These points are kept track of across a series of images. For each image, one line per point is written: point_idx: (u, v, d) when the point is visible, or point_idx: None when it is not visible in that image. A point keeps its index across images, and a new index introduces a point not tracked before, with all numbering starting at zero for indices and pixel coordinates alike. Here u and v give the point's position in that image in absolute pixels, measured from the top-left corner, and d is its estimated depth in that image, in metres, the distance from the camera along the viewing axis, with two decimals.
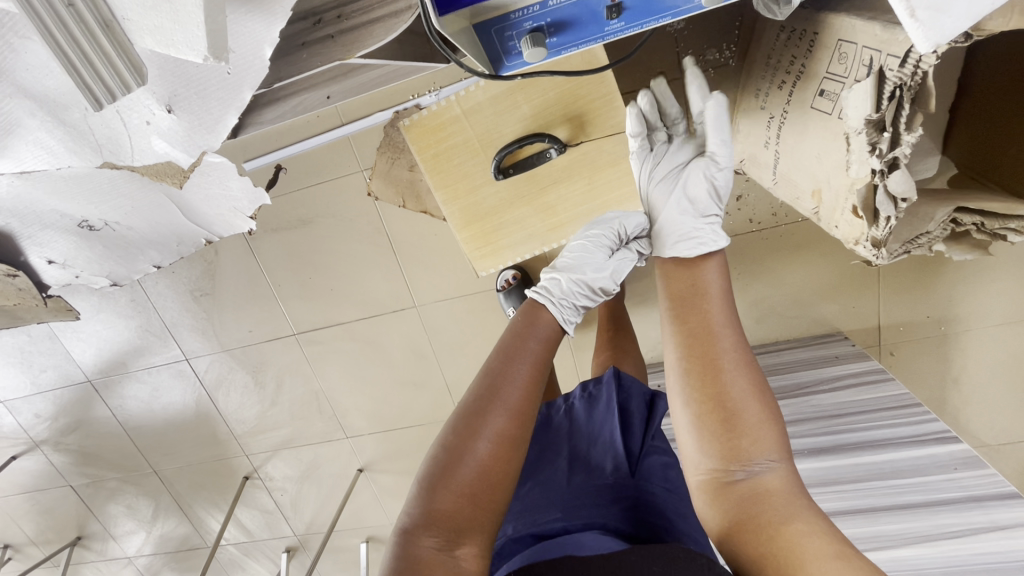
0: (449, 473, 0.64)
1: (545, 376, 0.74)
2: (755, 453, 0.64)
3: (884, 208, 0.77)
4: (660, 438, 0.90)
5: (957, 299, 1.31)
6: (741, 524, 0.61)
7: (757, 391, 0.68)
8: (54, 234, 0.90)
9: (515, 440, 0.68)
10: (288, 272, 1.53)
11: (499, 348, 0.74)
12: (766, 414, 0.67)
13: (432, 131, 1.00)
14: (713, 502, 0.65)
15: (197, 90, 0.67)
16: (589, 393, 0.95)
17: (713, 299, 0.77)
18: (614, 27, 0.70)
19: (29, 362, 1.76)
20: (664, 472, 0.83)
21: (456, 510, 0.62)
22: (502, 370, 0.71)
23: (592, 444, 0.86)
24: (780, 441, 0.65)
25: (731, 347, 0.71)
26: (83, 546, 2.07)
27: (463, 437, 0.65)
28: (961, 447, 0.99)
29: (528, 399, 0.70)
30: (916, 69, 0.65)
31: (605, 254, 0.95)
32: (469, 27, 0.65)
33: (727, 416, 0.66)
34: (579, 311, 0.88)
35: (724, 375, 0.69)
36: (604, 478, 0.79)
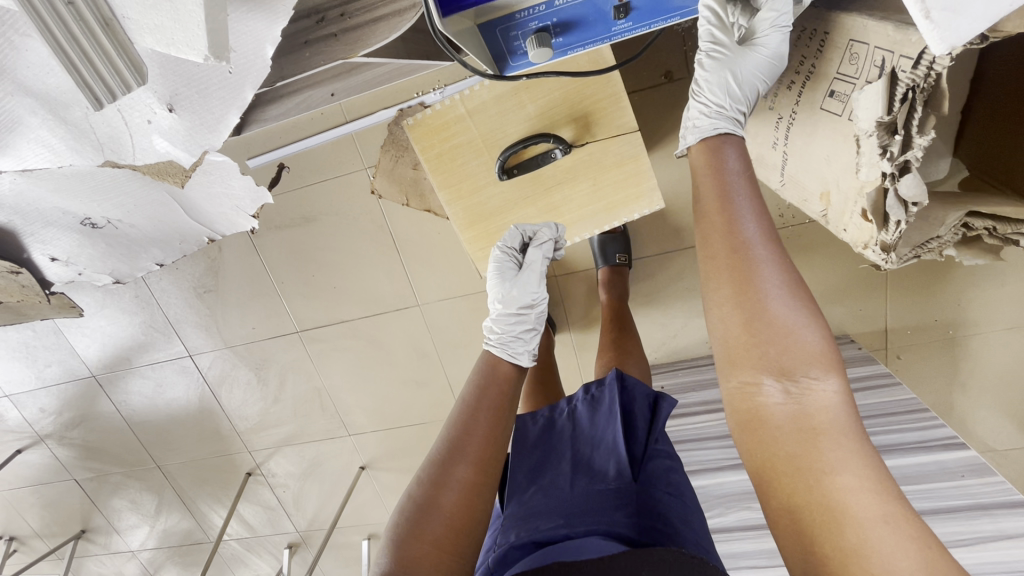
0: (417, 527, 0.65)
1: (510, 419, 0.75)
2: (796, 370, 0.60)
3: (894, 212, 0.75)
4: (664, 442, 0.88)
5: (967, 302, 1.30)
6: (781, 452, 0.59)
7: (797, 299, 0.62)
8: (57, 231, 0.90)
9: (481, 486, 0.70)
10: (290, 270, 1.53)
11: (461, 399, 0.75)
12: (806, 318, 0.61)
13: (436, 131, 0.99)
14: (746, 422, 0.63)
15: (199, 88, 0.66)
16: (592, 396, 0.94)
17: (745, 197, 0.67)
18: (620, 27, 0.69)
19: (34, 357, 1.77)
20: (667, 477, 0.81)
21: (425, 560, 0.64)
22: (465, 419, 0.72)
23: (595, 448, 0.85)
24: (822, 349, 0.61)
25: (766, 252, 0.64)
26: (87, 539, 2.08)
27: (430, 491, 0.68)
28: (968, 454, 0.98)
29: (492, 445, 0.72)
30: (930, 70, 0.65)
31: (515, 269, 0.94)
32: (473, 27, 0.64)
33: (764, 333, 0.61)
34: (530, 341, 0.84)
35: (761, 285, 0.62)
36: (607, 482, 0.78)
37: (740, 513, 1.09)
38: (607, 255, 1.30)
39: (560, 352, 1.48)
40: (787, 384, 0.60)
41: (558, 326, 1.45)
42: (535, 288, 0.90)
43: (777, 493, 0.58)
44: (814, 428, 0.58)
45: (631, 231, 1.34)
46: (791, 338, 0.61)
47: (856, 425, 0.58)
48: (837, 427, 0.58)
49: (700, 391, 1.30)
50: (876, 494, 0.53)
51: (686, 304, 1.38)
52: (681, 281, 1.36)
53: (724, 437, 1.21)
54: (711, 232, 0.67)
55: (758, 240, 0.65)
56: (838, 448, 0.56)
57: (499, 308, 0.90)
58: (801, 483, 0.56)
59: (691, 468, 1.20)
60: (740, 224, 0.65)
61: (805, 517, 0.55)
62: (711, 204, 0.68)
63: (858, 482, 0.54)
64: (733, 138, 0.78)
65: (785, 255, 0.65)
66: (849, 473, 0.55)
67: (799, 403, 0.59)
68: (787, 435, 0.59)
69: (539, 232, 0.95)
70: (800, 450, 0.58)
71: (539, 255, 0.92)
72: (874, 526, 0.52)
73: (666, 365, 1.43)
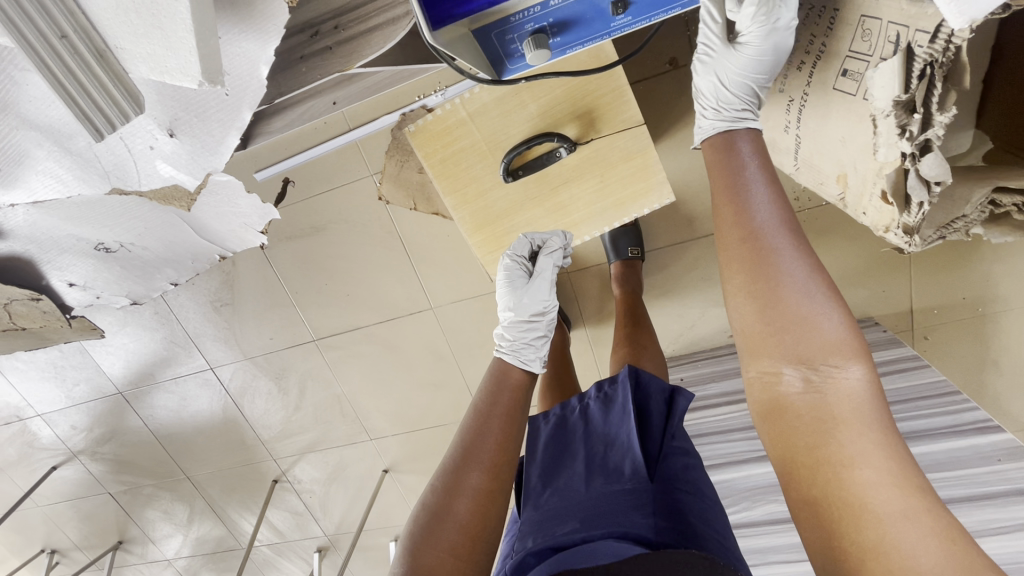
0: (431, 534, 0.65)
1: (521, 427, 0.75)
2: (815, 360, 0.58)
3: (916, 194, 0.73)
4: (681, 438, 0.87)
5: (996, 278, 1.25)
6: (800, 442, 0.57)
7: (816, 286, 0.60)
8: (73, 257, 0.91)
9: (494, 493, 0.69)
10: (303, 280, 1.54)
11: (474, 405, 0.76)
12: (826, 307, 0.59)
13: (438, 136, 0.99)
14: (767, 412, 0.61)
15: (197, 112, 0.66)
16: (604, 394, 0.93)
17: (760, 181, 0.65)
18: (620, 22, 0.67)
19: (63, 376, 1.81)
20: (685, 474, 0.79)
21: (440, 569, 0.64)
22: (477, 425, 0.73)
23: (609, 447, 0.84)
24: (843, 339, 0.58)
25: (784, 240, 0.62)
26: (125, 549, 2.15)
27: (444, 497, 0.68)
28: (1003, 437, 0.94)
29: (503, 452, 0.72)
30: (949, 44, 0.63)
31: (523, 278, 0.94)
32: (468, 34, 0.62)
33: (780, 321, 0.60)
34: (541, 348, 0.85)
35: (778, 272, 0.61)
36: (623, 482, 0.76)
37: (767, 507, 1.09)
38: (619, 249, 1.29)
39: (576, 349, 1.47)
40: (806, 374, 0.58)
41: (572, 322, 1.44)
42: (545, 296, 0.90)
43: (797, 484, 0.57)
44: (834, 419, 0.56)
45: (642, 223, 1.32)
46: (810, 326, 0.59)
47: (881, 416, 0.56)
48: (860, 418, 0.55)
49: (720, 382, 1.28)
50: (898, 488, 0.51)
51: (702, 294, 1.35)
52: (695, 272, 1.33)
53: (747, 429, 1.19)
54: (726, 221, 0.65)
55: (774, 227, 0.63)
56: (860, 437, 0.54)
57: (510, 316, 0.90)
58: (821, 474, 0.55)
59: (715, 461, 1.18)
60: (754, 211, 0.64)
61: (826, 509, 0.54)
62: (724, 191, 0.66)
63: (880, 474, 0.52)
64: (744, 131, 0.75)
65: (804, 240, 0.62)
66: (870, 464, 0.53)
67: (819, 393, 0.57)
68: (806, 425, 0.58)
69: (548, 240, 0.95)
70: (820, 441, 0.56)
71: (549, 263, 0.91)
72: (896, 523, 0.50)
73: (684, 357, 1.41)
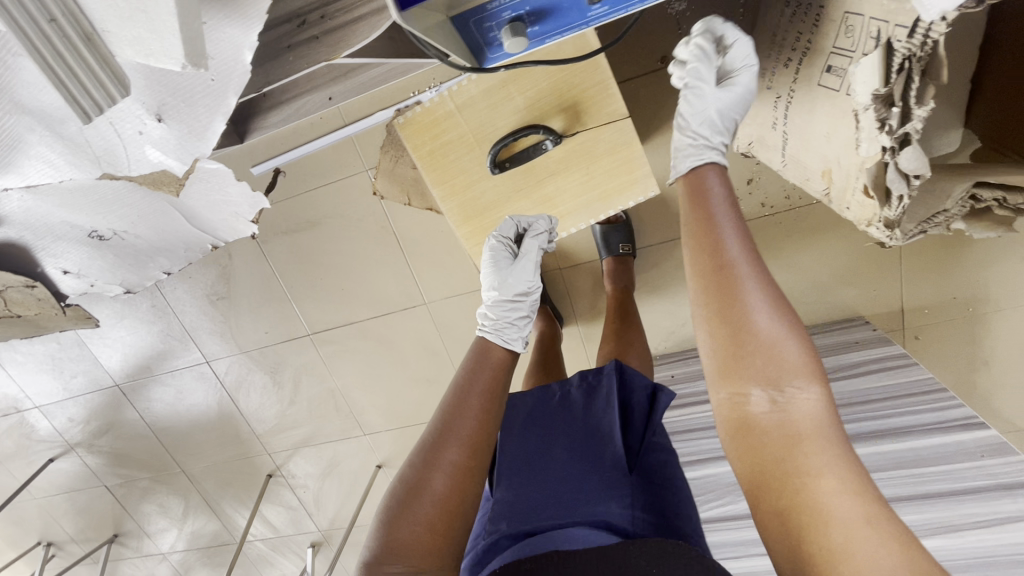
0: (407, 508, 0.66)
1: (501, 406, 0.74)
2: (780, 381, 0.58)
3: (896, 187, 0.74)
4: (660, 434, 0.89)
5: (987, 278, 1.26)
6: (768, 459, 0.58)
7: (779, 309, 0.60)
8: (67, 245, 0.93)
9: (472, 471, 0.69)
10: (298, 274, 1.55)
11: (454, 382, 0.74)
12: (790, 329, 0.60)
13: (428, 128, 1.00)
14: (735, 432, 0.61)
15: (184, 98, 0.67)
16: (589, 383, 0.94)
17: (723, 208, 0.65)
18: (596, 12, 0.67)
19: (60, 368, 1.82)
20: (662, 471, 0.83)
21: (415, 542, 0.64)
22: (455, 406, 0.71)
23: (591, 433, 0.85)
24: (806, 358, 0.59)
25: (749, 265, 0.62)
26: (121, 543, 2.16)
27: (421, 471, 0.68)
28: (986, 434, 0.94)
29: (483, 430, 0.71)
30: (926, 38, 0.63)
31: (509, 260, 0.94)
32: (446, 21, 0.64)
33: (748, 345, 0.60)
34: (524, 328, 0.85)
35: (742, 297, 0.60)
36: (603, 470, 0.78)
37: None
38: (610, 245, 1.29)
39: (568, 345, 1.48)
40: (772, 395, 0.59)
41: (565, 318, 1.45)
42: (529, 277, 0.91)
43: (766, 499, 0.57)
44: (799, 436, 0.56)
45: (634, 219, 1.33)
46: (775, 349, 0.59)
47: (841, 431, 0.57)
48: (823, 434, 0.56)
49: None
50: (860, 499, 0.52)
51: None
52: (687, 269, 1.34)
53: None
54: (695, 246, 0.64)
55: (740, 251, 0.62)
56: (824, 454, 0.55)
57: (493, 295, 0.89)
58: (788, 489, 0.55)
59: (703, 456, 1.19)
60: (722, 237, 0.63)
61: (793, 522, 0.54)
62: (693, 216, 0.66)
63: (843, 487, 0.53)
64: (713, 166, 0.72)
65: (768, 264, 0.62)
66: (835, 480, 0.53)
67: (785, 413, 0.58)
68: (773, 444, 0.58)
69: (534, 224, 0.96)
70: (786, 458, 0.56)
71: (535, 244, 0.92)
72: (860, 532, 0.50)
73: (675, 354, 1.42)
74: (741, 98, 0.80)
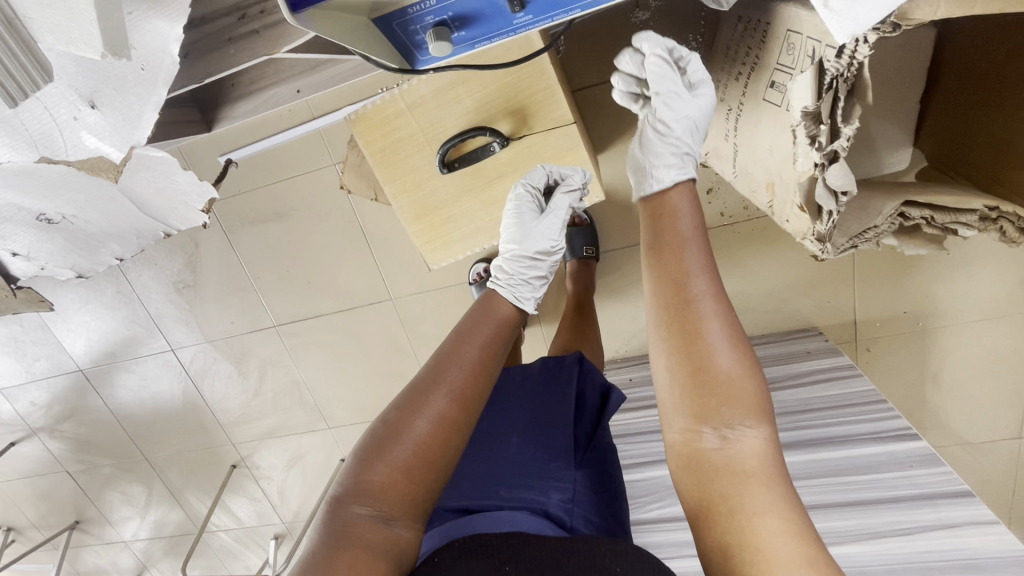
0: (384, 449, 0.62)
1: (499, 361, 0.70)
2: (732, 419, 0.57)
3: (825, 203, 0.76)
4: (607, 432, 0.91)
5: (936, 294, 1.30)
6: (715, 491, 0.56)
7: (739, 347, 0.59)
8: (15, 227, 0.90)
9: (457, 422, 0.65)
10: (267, 265, 1.55)
11: (453, 332, 0.70)
12: (747, 366, 0.58)
13: (378, 125, 0.99)
14: (683, 464, 0.59)
15: (114, 85, 0.61)
16: (550, 368, 0.94)
17: (693, 235, 0.63)
18: (523, 20, 0.66)
19: (24, 351, 1.81)
20: (603, 465, 0.85)
21: (389, 486, 0.61)
22: (435, 369, 0.66)
23: (545, 417, 0.85)
24: (760, 398, 0.58)
25: (711, 299, 0.60)
26: (82, 529, 2.14)
27: (405, 413, 0.64)
28: (918, 445, 0.97)
29: (474, 385, 0.67)
30: (852, 61, 0.65)
31: (535, 213, 0.91)
32: (369, 23, 0.64)
33: (705, 380, 0.58)
34: (537, 288, 0.83)
35: (705, 331, 0.58)
36: (550, 456, 0.78)
37: None
38: (574, 247, 1.31)
39: (530, 346, 1.50)
40: (723, 433, 0.57)
41: (528, 319, 1.46)
42: (554, 234, 0.88)
43: (710, 530, 0.55)
44: (746, 473, 0.55)
45: (598, 223, 1.35)
46: (731, 385, 0.58)
47: (785, 471, 0.56)
48: (769, 475, 0.55)
49: None
50: (801, 540, 0.51)
51: None
52: None
53: None
54: (660, 272, 0.62)
55: (705, 285, 0.60)
56: (768, 495, 0.54)
57: (512, 249, 0.86)
58: (732, 526, 0.53)
59: (652, 459, 1.21)
60: (688, 268, 0.61)
61: (734, 556, 0.53)
62: (661, 241, 0.63)
63: (786, 529, 0.52)
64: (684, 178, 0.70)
65: (730, 299, 0.60)
66: (778, 520, 0.52)
67: (733, 449, 0.56)
68: (720, 477, 0.56)
69: (567, 178, 0.93)
70: (732, 492, 0.55)
71: (565, 201, 0.90)
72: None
73: (635, 358, 1.44)
74: (709, 107, 0.79)
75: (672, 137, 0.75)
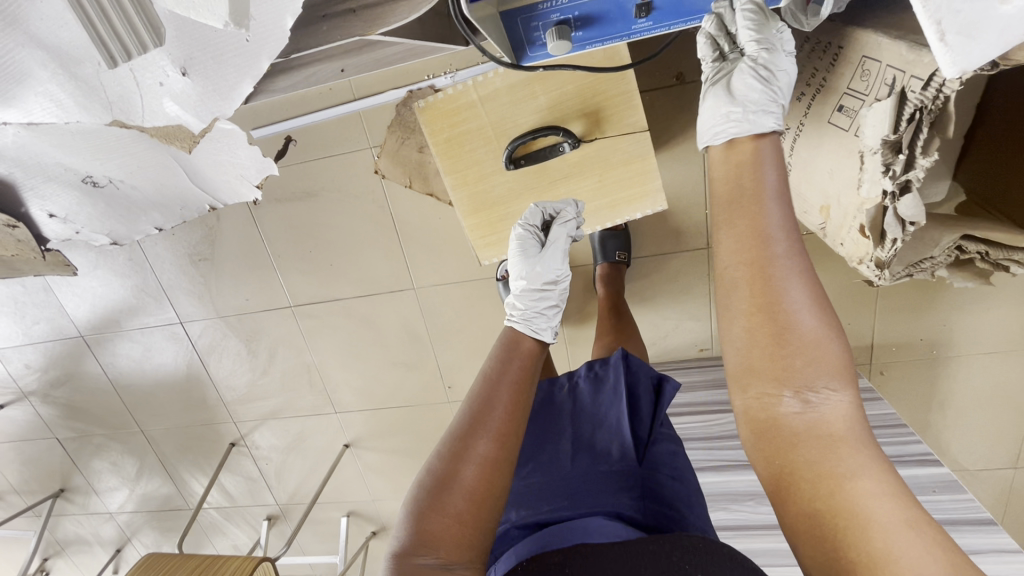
0: (437, 500, 0.66)
1: (530, 394, 0.76)
2: (815, 382, 0.61)
3: (891, 230, 0.77)
4: (666, 426, 0.94)
5: (953, 325, 1.32)
6: (802, 456, 0.60)
7: (821, 312, 0.63)
8: (58, 187, 0.90)
9: (501, 460, 0.70)
10: (289, 244, 1.52)
11: (483, 374, 0.76)
12: (829, 329, 0.62)
13: (446, 115, 1.00)
14: (763, 431, 0.63)
15: (213, 55, 0.65)
16: (595, 373, 0.99)
17: (771, 203, 0.67)
18: (642, 26, 0.72)
19: (22, 313, 1.74)
20: (671, 461, 0.86)
21: (446, 533, 0.64)
22: (485, 398, 0.73)
23: (597, 427, 0.90)
24: (842, 361, 0.62)
25: (793, 265, 0.64)
26: (66, 498, 2.08)
27: (451, 463, 0.68)
28: (941, 471, 1.03)
29: (511, 418, 0.73)
30: (939, 93, 0.64)
31: (536, 247, 0.95)
32: (495, 14, 0.66)
33: (789, 343, 0.62)
34: (553, 318, 0.86)
35: (786, 296, 0.63)
36: (611, 464, 0.83)
37: (715, 513, 1.15)
38: (606, 252, 1.31)
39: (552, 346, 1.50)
40: (805, 396, 0.61)
41: None
42: (558, 266, 0.92)
43: (797, 499, 0.59)
44: (831, 435, 0.59)
45: (632, 229, 1.35)
46: (814, 347, 0.61)
47: (869, 432, 0.60)
48: (855, 436, 0.59)
49: (686, 392, 1.33)
50: (896, 500, 0.54)
51: (678, 306, 1.40)
52: (677, 284, 1.37)
53: (707, 439, 1.25)
54: (740, 241, 0.66)
55: (786, 252, 0.64)
56: (856, 453, 0.58)
57: (522, 284, 0.91)
58: (822, 488, 0.57)
59: None
60: (771, 236, 0.65)
61: (825, 522, 0.56)
62: (740, 209, 0.67)
63: (878, 485, 0.55)
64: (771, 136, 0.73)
65: (811, 267, 0.64)
66: (870, 480, 0.55)
67: (816, 411, 0.60)
68: (805, 440, 0.60)
69: (562, 211, 0.96)
70: (820, 455, 0.58)
71: (563, 233, 0.93)
72: (899, 532, 0.51)
73: (655, 365, 1.46)
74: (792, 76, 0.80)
75: (768, 83, 0.75)
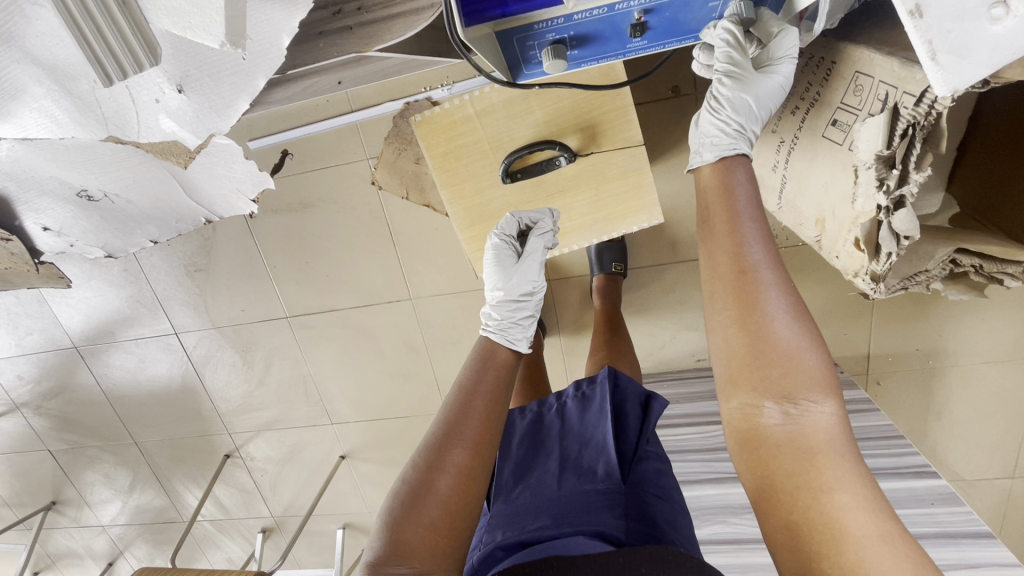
0: (412, 510, 0.66)
1: (505, 406, 0.76)
2: (796, 394, 0.61)
3: (886, 244, 0.76)
4: (654, 443, 0.94)
5: (947, 335, 1.33)
6: (781, 469, 0.60)
7: (801, 325, 0.63)
8: (51, 201, 0.89)
9: (476, 471, 0.70)
10: (285, 255, 1.52)
11: (461, 383, 0.76)
12: (810, 341, 0.62)
13: (443, 129, 1.01)
14: (746, 443, 0.63)
15: (210, 72, 0.66)
16: (582, 393, 1.00)
17: (752, 218, 0.67)
18: (636, 45, 0.75)
19: (15, 324, 1.73)
20: (657, 479, 0.86)
21: (420, 543, 0.64)
22: (461, 405, 0.73)
23: (584, 447, 0.90)
24: (823, 374, 0.61)
25: (773, 279, 0.64)
26: (57, 511, 2.05)
27: (425, 475, 0.68)
28: (938, 483, 1.03)
29: (487, 431, 0.73)
30: (931, 109, 0.65)
31: (513, 260, 0.94)
32: (491, 34, 0.67)
33: (771, 358, 0.62)
34: (528, 328, 0.86)
35: (766, 308, 0.63)
36: (596, 483, 0.82)
37: (714, 527, 1.15)
38: (603, 263, 1.31)
39: (549, 355, 1.49)
40: (787, 409, 0.61)
41: (548, 329, 1.46)
42: (534, 277, 0.91)
43: (777, 510, 0.59)
44: (812, 448, 0.59)
45: (628, 240, 1.35)
46: (792, 360, 0.61)
47: (851, 445, 0.59)
48: (835, 449, 0.59)
49: (684, 403, 1.33)
50: (873, 513, 0.54)
51: (676, 316, 1.40)
52: (674, 295, 1.37)
53: (705, 451, 1.25)
54: (721, 252, 0.67)
55: (766, 264, 0.65)
56: (836, 467, 0.57)
57: (498, 295, 0.91)
58: (800, 502, 0.57)
59: None
60: (750, 248, 0.65)
61: (804, 535, 0.56)
62: (720, 221, 0.68)
63: (856, 499, 0.55)
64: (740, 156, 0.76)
65: (792, 279, 0.65)
66: (848, 494, 0.55)
67: (797, 425, 0.60)
68: (785, 453, 0.60)
69: (539, 221, 0.95)
70: (799, 468, 0.58)
71: (538, 244, 0.92)
72: (873, 545, 0.52)
73: (652, 375, 1.45)
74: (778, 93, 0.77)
75: (719, 114, 0.78)
